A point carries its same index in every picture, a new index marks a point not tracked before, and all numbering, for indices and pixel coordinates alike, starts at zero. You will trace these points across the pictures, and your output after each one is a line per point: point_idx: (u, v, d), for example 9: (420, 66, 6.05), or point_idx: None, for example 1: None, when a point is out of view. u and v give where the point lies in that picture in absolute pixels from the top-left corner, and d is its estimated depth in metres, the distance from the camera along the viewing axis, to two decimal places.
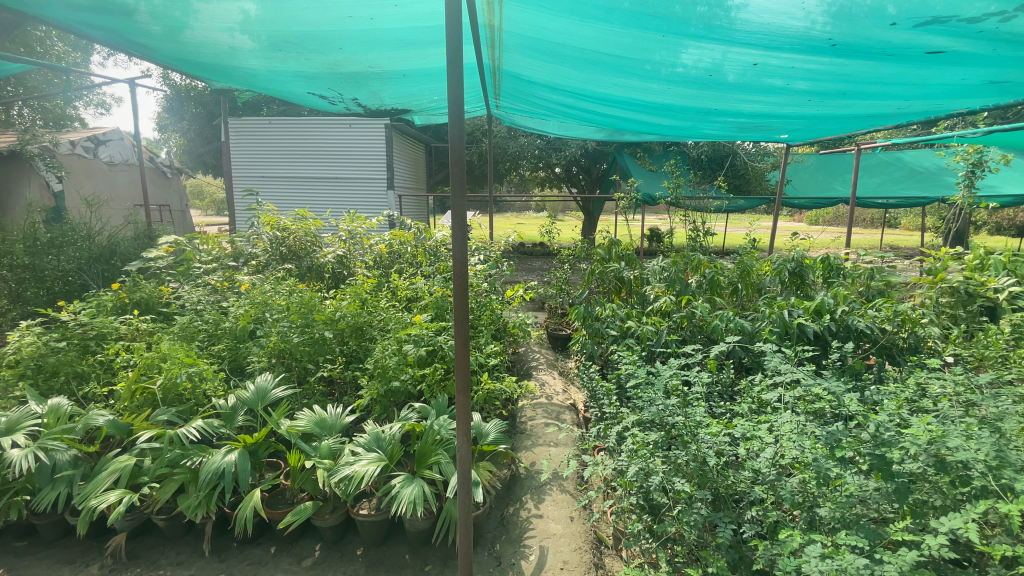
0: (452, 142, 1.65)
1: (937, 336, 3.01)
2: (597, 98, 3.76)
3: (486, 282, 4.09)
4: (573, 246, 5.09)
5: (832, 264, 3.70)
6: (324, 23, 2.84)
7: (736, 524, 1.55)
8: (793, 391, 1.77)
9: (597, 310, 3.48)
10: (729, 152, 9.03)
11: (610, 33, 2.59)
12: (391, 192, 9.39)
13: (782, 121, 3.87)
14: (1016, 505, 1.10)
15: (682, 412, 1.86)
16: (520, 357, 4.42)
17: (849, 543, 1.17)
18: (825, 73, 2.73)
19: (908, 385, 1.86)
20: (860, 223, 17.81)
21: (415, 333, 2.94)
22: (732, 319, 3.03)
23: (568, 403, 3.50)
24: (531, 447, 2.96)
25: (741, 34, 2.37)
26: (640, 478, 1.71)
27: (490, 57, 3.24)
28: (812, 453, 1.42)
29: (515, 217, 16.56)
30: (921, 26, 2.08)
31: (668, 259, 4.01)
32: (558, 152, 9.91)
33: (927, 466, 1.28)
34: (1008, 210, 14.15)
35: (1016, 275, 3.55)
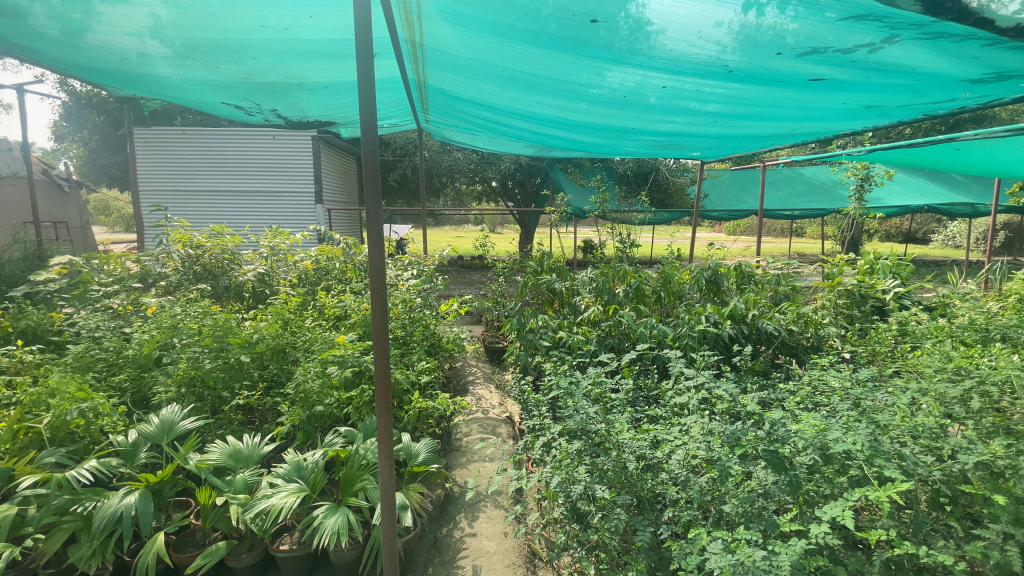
0: (366, 157, 1.62)
1: (835, 335, 3.28)
2: (523, 116, 3.84)
3: (419, 297, 4.01)
4: (508, 259, 5.11)
5: (744, 271, 3.95)
6: (238, 31, 2.71)
7: (655, 527, 1.60)
8: (701, 395, 1.86)
9: (529, 322, 3.51)
10: (653, 167, 9.51)
11: (530, 54, 2.66)
12: (320, 206, 9.08)
13: (694, 140, 4.13)
14: (887, 492, 1.20)
15: (604, 420, 1.89)
16: (457, 372, 4.34)
17: (748, 537, 1.23)
18: (730, 96, 2.95)
19: (806, 384, 2.00)
20: (772, 233, 19.38)
21: (339, 353, 2.82)
22: (655, 326, 3.16)
23: (504, 416, 3.48)
24: (464, 464, 2.89)
25: (655, 59, 2.50)
26: (563, 488, 1.75)
27: (414, 72, 3.22)
28: (716, 452, 1.48)
29: (454, 230, 16.45)
30: (805, 55, 2.29)
31: (596, 269, 4.13)
32: (493, 166, 10.06)
33: (815, 458, 1.38)
34: (893, 220, 15.94)
35: (900, 277, 3.96)
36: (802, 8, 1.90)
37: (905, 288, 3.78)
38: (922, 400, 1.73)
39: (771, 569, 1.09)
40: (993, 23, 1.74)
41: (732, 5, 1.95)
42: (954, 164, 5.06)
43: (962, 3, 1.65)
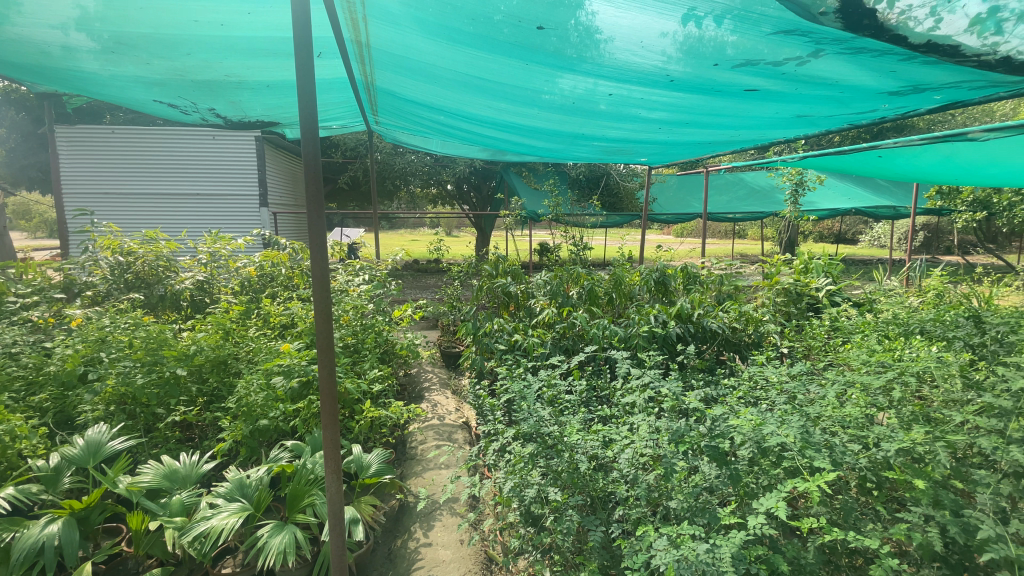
0: (307, 159, 1.56)
1: (775, 332, 3.46)
2: (475, 120, 3.83)
3: (372, 303, 3.91)
4: (463, 263, 5.06)
5: (691, 272, 4.10)
6: (170, 26, 2.56)
7: (606, 526, 1.62)
8: (647, 394, 1.90)
9: (485, 326, 3.50)
10: (604, 172, 9.74)
11: (478, 58, 2.66)
12: (266, 210, 8.72)
13: (640, 146, 4.25)
14: (817, 481, 1.26)
15: (556, 422, 1.89)
16: (412, 379, 4.25)
17: (692, 532, 1.26)
18: (672, 104, 3.06)
19: (747, 379, 2.09)
20: (717, 235, 20.24)
21: (284, 363, 2.70)
22: (608, 327, 3.22)
23: (460, 422, 3.43)
24: (420, 473, 2.82)
25: (600, 66, 2.55)
26: (517, 492, 1.74)
27: (362, 73, 3.15)
28: (663, 450, 1.51)
29: (408, 233, 16.17)
30: (740, 66, 2.40)
31: (550, 272, 4.17)
32: (447, 169, 9.92)
33: (752, 453, 1.44)
34: (826, 222, 17.02)
35: (831, 275, 4.23)
36: (735, 21, 1.99)
37: (836, 285, 4.04)
38: (851, 391, 1.83)
39: (714, 562, 1.13)
40: (906, 40, 1.89)
41: (673, 16, 2.02)
42: (877, 170, 5.44)
43: (878, 20, 1.78)
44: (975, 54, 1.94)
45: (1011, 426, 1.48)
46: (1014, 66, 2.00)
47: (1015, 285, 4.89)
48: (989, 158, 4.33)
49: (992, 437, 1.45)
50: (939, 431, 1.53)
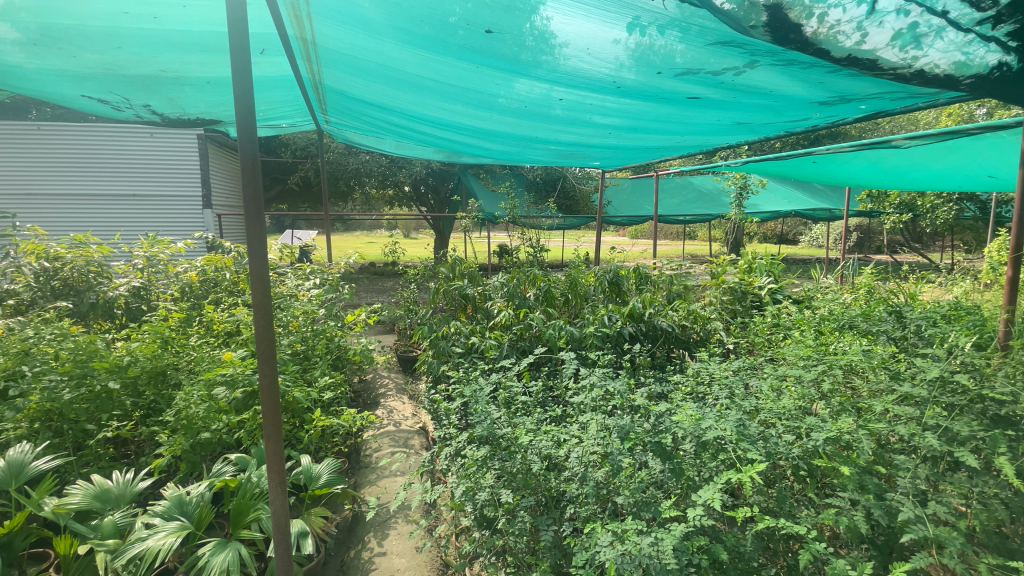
0: (245, 158, 1.50)
1: (721, 329, 3.60)
2: (428, 122, 3.79)
3: (323, 308, 3.79)
4: (419, 266, 5.00)
5: (642, 273, 4.21)
6: (97, 17, 2.41)
7: (558, 525, 1.63)
8: (596, 393, 1.93)
9: (442, 329, 3.46)
10: (561, 175, 9.87)
11: (428, 60, 2.63)
12: (210, 211, 8.32)
13: (593, 150, 4.33)
14: (750, 472, 1.32)
15: (509, 424, 1.90)
16: (367, 385, 4.14)
17: (636, 526, 1.29)
18: (621, 110, 3.13)
19: (692, 376, 2.16)
20: (670, 236, 20.90)
21: (227, 372, 2.57)
22: (564, 328, 3.26)
23: (417, 427, 3.36)
24: (374, 481, 2.76)
25: (550, 71, 2.59)
26: (469, 496, 1.73)
27: (308, 71, 3.06)
28: (610, 447, 1.55)
29: (365, 235, 15.80)
30: (682, 75, 2.49)
31: (507, 274, 4.18)
32: (404, 170, 9.78)
33: (692, 447, 1.50)
34: (769, 223, 17.90)
35: (772, 275, 4.45)
36: (677, 32, 2.06)
37: (777, 283, 4.25)
38: (786, 385, 1.92)
39: (656, 555, 1.16)
40: (830, 53, 2.02)
41: (617, 25, 2.08)
42: (814, 175, 5.76)
43: (803, 34, 1.89)
44: (892, 67, 2.10)
45: (927, 414, 1.60)
46: (926, 79, 2.17)
47: (935, 282, 5.29)
48: (911, 164, 4.66)
49: (910, 424, 1.55)
50: (864, 420, 1.63)
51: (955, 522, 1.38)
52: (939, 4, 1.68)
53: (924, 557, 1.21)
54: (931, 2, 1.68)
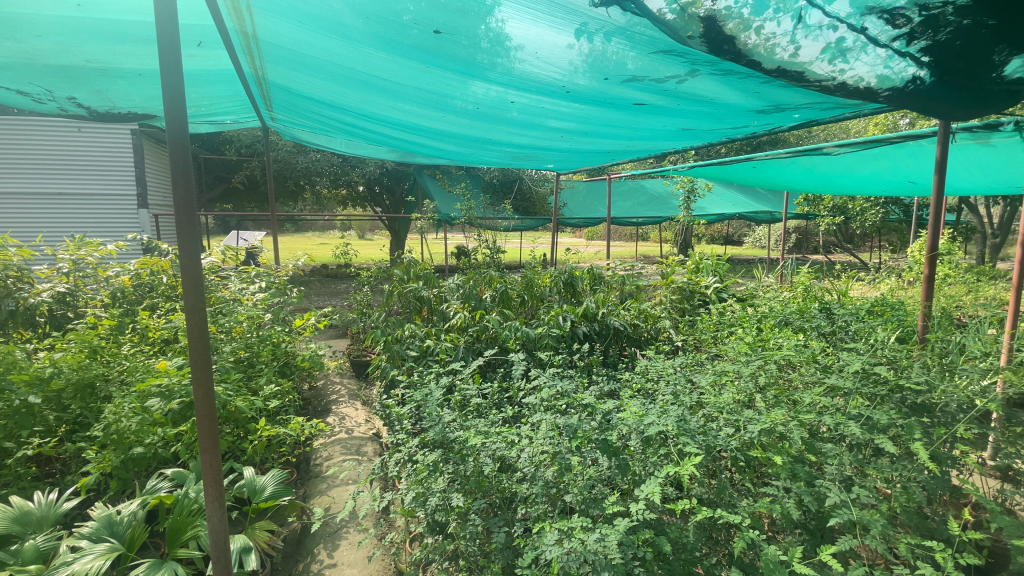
0: (175, 150, 1.43)
1: (670, 327, 3.71)
2: (379, 121, 3.71)
3: (270, 313, 3.64)
4: (372, 268, 4.88)
5: (596, 273, 4.27)
6: (10, 2, 2.23)
7: (509, 526, 1.63)
8: (546, 394, 1.94)
9: (396, 332, 3.38)
10: (517, 177, 9.92)
11: (376, 58, 2.58)
12: (146, 211, 7.83)
13: (547, 153, 4.37)
14: (687, 465, 1.36)
15: (461, 427, 1.88)
16: (318, 392, 4.00)
17: (582, 523, 1.31)
18: (572, 114, 3.18)
19: (640, 373, 2.21)
20: (625, 238, 21.42)
21: (162, 383, 2.41)
22: (520, 329, 3.27)
23: (370, 433, 3.27)
24: (324, 491, 2.66)
25: (500, 74, 2.59)
26: (420, 502, 1.70)
27: (250, 65, 2.94)
28: (558, 446, 1.56)
29: (317, 236, 15.29)
30: (628, 81, 2.55)
31: (462, 276, 4.15)
32: (357, 170, 9.55)
33: (637, 444, 1.54)
34: (717, 225, 18.66)
35: (718, 274, 4.63)
36: (621, 40, 2.11)
37: (722, 283, 4.42)
38: (727, 380, 2.00)
39: (601, 550, 1.18)
40: (761, 64, 2.13)
41: (565, 30, 2.11)
42: (756, 179, 6.04)
43: (736, 46, 1.99)
44: (819, 79, 2.23)
45: (851, 404, 1.70)
46: (848, 91, 2.32)
47: (864, 280, 5.66)
48: (842, 170, 4.97)
49: (836, 415, 1.65)
50: (795, 412, 1.72)
51: (876, 505, 1.48)
52: (860, 22, 1.80)
53: (848, 540, 1.28)
54: (852, 19, 1.80)
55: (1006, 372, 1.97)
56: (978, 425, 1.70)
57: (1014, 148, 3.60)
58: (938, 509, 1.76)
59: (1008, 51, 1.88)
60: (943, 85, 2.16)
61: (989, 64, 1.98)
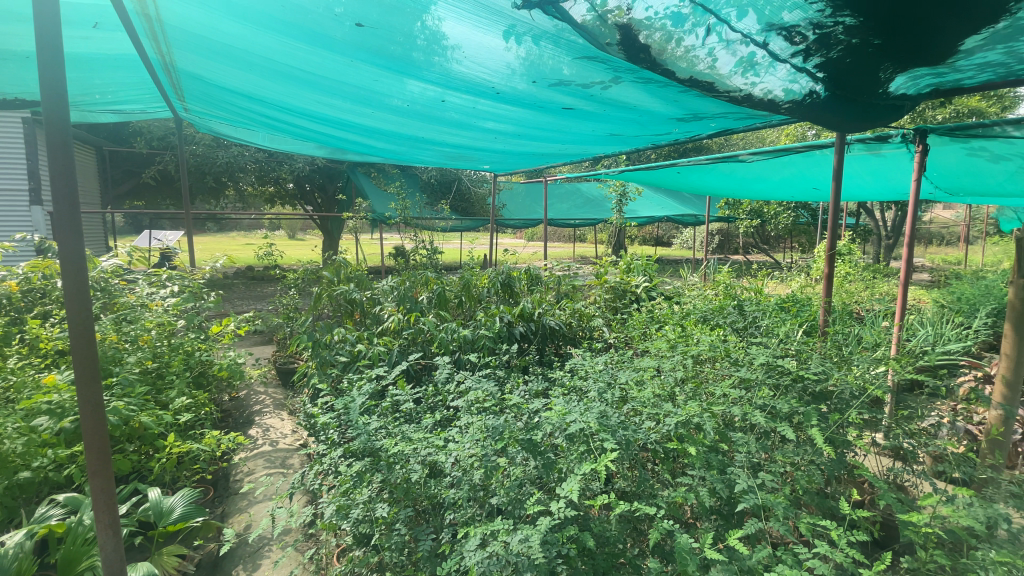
0: (55, 135, 1.31)
1: (602, 326, 3.80)
2: (304, 116, 3.53)
3: (183, 319, 3.37)
4: (299, 270, 4.65)
5: (532, 274, 4.31)
6: None
7: (436, 533, 1.60)
8: (473, 396, 1.92)
9: (325, 337, 3.23)
10: (455, 177, 9.85)
11: (298, 50, 2.45)
12: (39, 208, 7.03)
13: (481, 154, 4.36)
14: (606, 460, 1.40)
15: (387, 434, 1.82)
16: (238, 403, 3.75)
17: (504, 526, 1.32)
18: (503, 116, 3.19)
19: (567, 371, 2.25)
20: (562, 239, 21.84)
21: (51, 400, 2.18)
22: (456, 331, 3.21)
23: (297, 444, 3.10)
24: (244, 509, 2.50)
25: (429, 73, 2.56)
26: (343, 515, 1.63)
27: (156, 51, 2.72)
28: (483, 449, 1.56)
29: (241, 236, 14.37)
30: (555, 85, 2.60)
31: (396, 277, 4.05)
32: (285, 166, 9.10)
33: (561, 441, 1.56)
34: (648, 227, 19.47)
35: (648, 274, 4.81)
36: (546, 44, 2.14)
37: (651, 282, 4.59)
38: (649, 376, 2.07)
39: (524, 551, 1.19)
40: (676, 74, 2.24)
41: (492, 32, 2.11)
42: (681, 183, 6.35)
43: (653, 55, 2.07)
44: (730, 90, 2.38)
45: (757, 395, 1.82)
46: (755, 102, 2.49)
47: (778, 278, 6.11)
48: (756, 176, 5.32)
49: (743, 406, 1.76)
50: (709, 405, 1.82)
51: (780, 488, 1.59)
52: (763, 39, 1.94)
53: (755, 524, 1.37)
54: (756, 36, 1.93)
55: (892, 361, 2.18)
56: (867, 410, 1.87)
57: (899, 159, 4.02)
58: (836, 489, 1.92)
59: (890, 71, 2.09)
60: (837, 100, 2.37)
61: (875, 81, 2.19)
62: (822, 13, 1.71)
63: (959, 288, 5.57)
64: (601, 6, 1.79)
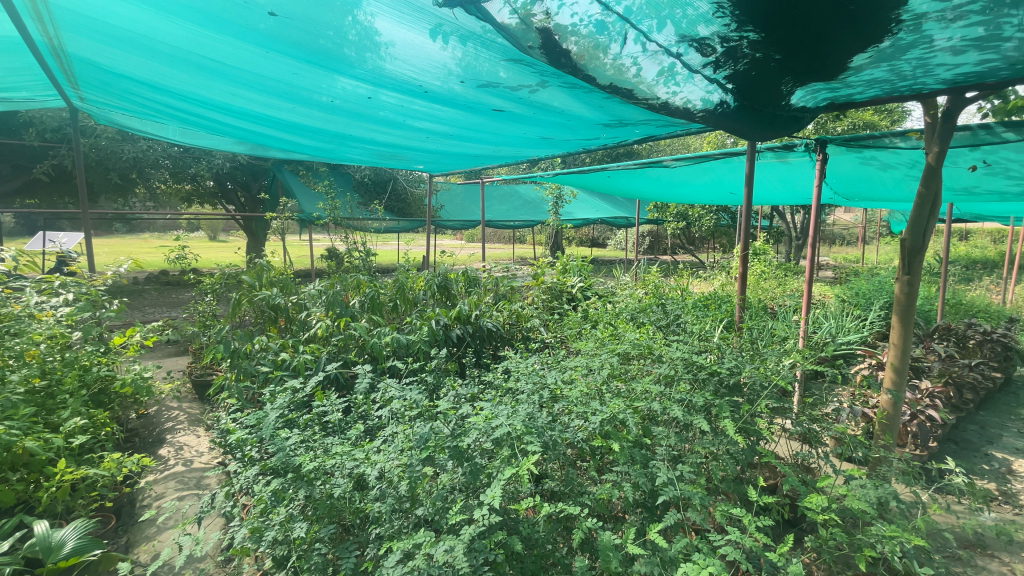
0: None
1: (537, 326, 3.85)
2: (218, 110, 3.29)
3: (79, 330, 3.05)
4: (217, 274, 4.34)
5: (469, 276, 4.28)
6: None
7: (362, 548, 1.54)
8: (400, 404, 1.87)
9: (244, 346, 3.04)
10: (390, 177, 9.63)
11: (208, 40, 2.28)
12: None
13: (414, 154, 4.27)
14: (529, 463, 1.40)
15: (308, 448, 1.74)
16: (147, 421, 3.45)
17: (426, 539, 1.29)
18: (433, 116, 3.14)
19: (499, 373, 2.25)
20: (501, 240, 21.98)
21: None
22: (389, 335, 3.12)
23: (214, 462, 2.90)
24: (152, 537, 2.30)
25: (354, 69, 2.46)
26: (260, 538, 1.53)
27: (40, 32, 2.43)
28: (407, 460, 1.51)
29: (155, 237, 13.26)
30: (482, 86, 2.59)
31: (325, 282, 3.89)
32: (202, 163, 8.49)
33: (488, 446, 1.55)
34: (584, 229, 20.01)
35: (582, 275, 4.93)
36: (473, 44, 2.13)
37: (585, 282, 4.70)
38: (578, 376, 2.10)
39: (449, 561, 1.17)
40: (599, 79, 2.30)
41: (416, 30, 2.06)
42: (613, 186, 6.57)
43: (574, 60, 2.12)
44: (650, 98, 2.48)
45: (676, 390, 1.90)
46: (672, 110, 2.61)
47: (703, 277, 6.47)
48: (681, 180, 5.59)
49: (664, 401, 1.83)
50: (632, 401, 1.87)
51: (697, 479, 1.66)
52: (678, 50, 2.03)
53: (673, 515, 1.42)
54: (671, 47, 2.01)
55: (797, 352, 2.36)
56: (776, 399, 2.01)
57: (804, 166, 4.36)
58: (751, 475, 2.04)
59: (791, 84, 2.26)
60: (746, 110, 2.53)
61: (779, 93, 2.35)
62: (728, 27, 1.81)
63: (857, 284, 6.15)
64: (523, 9, 1.81)
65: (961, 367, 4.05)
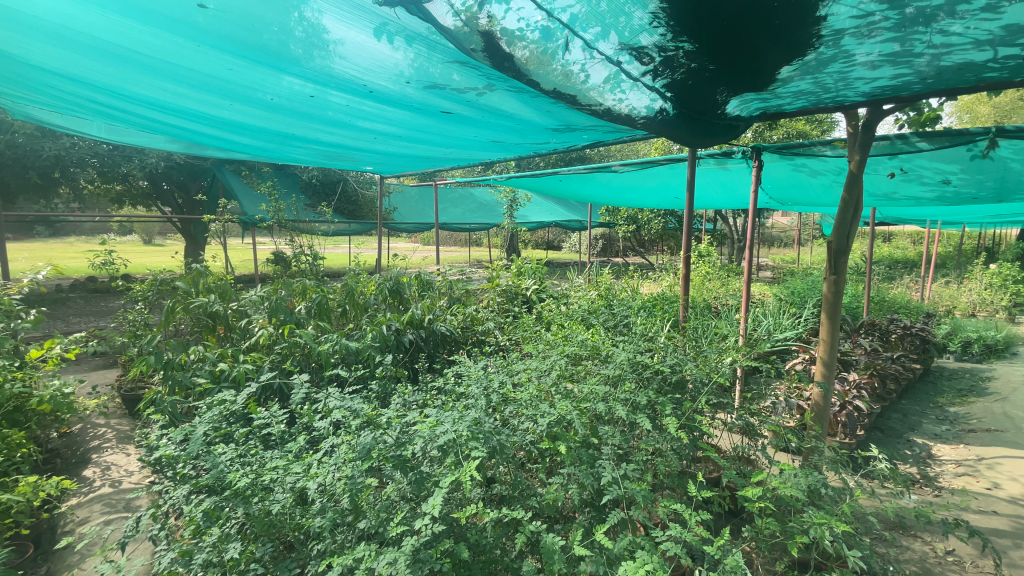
0: None
1: (490, 329, 3.84)
2: (146, 105, 3.09)
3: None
4: (149, 281, 4.07)
5: (422, 280, 4.23)
6: None
7: (303, 565, 1.49)
8: (344, 413, 1.81)
9: (180, 357, 2.87)
10: (340, 178, 9.38)
11: (133, 32, 2.13)
12: None
13: (362, 155, 4.17)
14: (472, 469, 1.39)
15: (245, 464, 1.66)
16: (70, 441, 3.19)
17: (368, 552, 1.25)
18: (380, 116, 3.07)
19: (449, 378, 2.23)
20: (457, 244, 21.87)
21: None
22: (337, 341, 3.03)
23: (145, 481, 2.72)
24: (73, 566, 2.13)
25: (294, 67, 2.37)
26: (191, 560, 1.45)
27: None
28: (349, 471, 1.47)
29: (80, 241, 12.33)
30: (429, 88, 2.55)
31: (268, 287, 3.74)
32: (134, 162, 7.96)
33: (433, 453, 1.53)
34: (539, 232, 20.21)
35: (536, 277, 4.96)
36: (418, 45, 2.10)
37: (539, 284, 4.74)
38: (527, 378, 2.11)
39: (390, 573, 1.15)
40: (542, 84, 2.32)
41: (359, 28, 2.01)
42: (564, 190, 6.65)
43: (517, 64, 2.13)
44: (593, 104, 2.53)
45: (621, 390, 1.94)
46: (616, 116, 2.67)
47: (652, 278, 6.67)
48: (629, 184, 5.74)
49: (609, 401, 1.86)
50: (579, 402, 1.90)
51: (642, 476, 1.71)
52: (618, 58, 2.08)
53: (617, 513, 1.45)
54: (611, 55, 2.06)
55: (736, 349, 2.47)
56: (715, 395, 2.09)
57: (743, 172, 4.57)
58: (694, 469, 2.12)
59: (725, 93, 2.36)
60: (685, 117, 2.62)
61: (714, 102, 2.46)
62: (664, 37, 1.87)
63: (794, 283, 6.52)
64: (465, 12, 1.80)
65: (884, 360, 4.37)
